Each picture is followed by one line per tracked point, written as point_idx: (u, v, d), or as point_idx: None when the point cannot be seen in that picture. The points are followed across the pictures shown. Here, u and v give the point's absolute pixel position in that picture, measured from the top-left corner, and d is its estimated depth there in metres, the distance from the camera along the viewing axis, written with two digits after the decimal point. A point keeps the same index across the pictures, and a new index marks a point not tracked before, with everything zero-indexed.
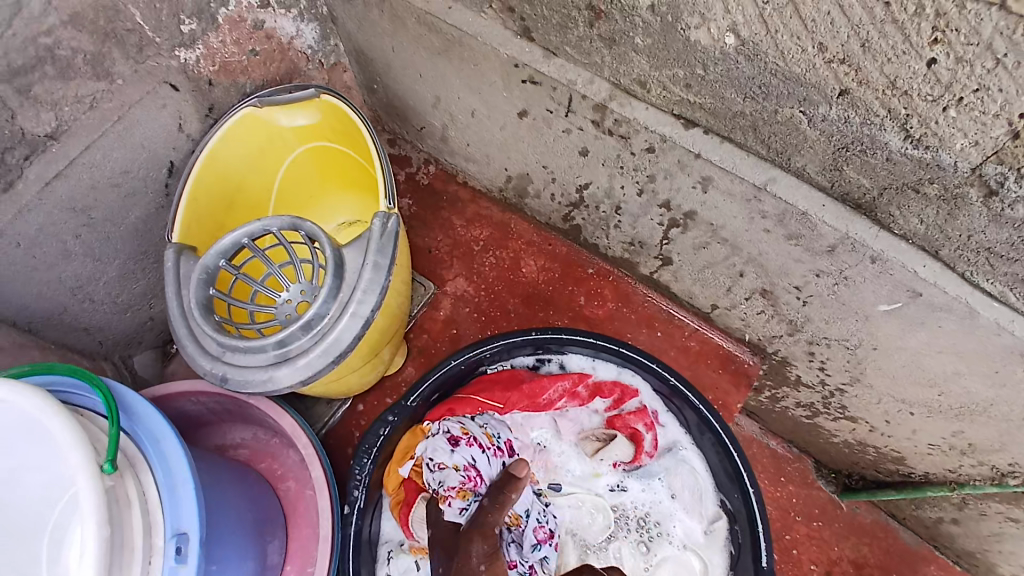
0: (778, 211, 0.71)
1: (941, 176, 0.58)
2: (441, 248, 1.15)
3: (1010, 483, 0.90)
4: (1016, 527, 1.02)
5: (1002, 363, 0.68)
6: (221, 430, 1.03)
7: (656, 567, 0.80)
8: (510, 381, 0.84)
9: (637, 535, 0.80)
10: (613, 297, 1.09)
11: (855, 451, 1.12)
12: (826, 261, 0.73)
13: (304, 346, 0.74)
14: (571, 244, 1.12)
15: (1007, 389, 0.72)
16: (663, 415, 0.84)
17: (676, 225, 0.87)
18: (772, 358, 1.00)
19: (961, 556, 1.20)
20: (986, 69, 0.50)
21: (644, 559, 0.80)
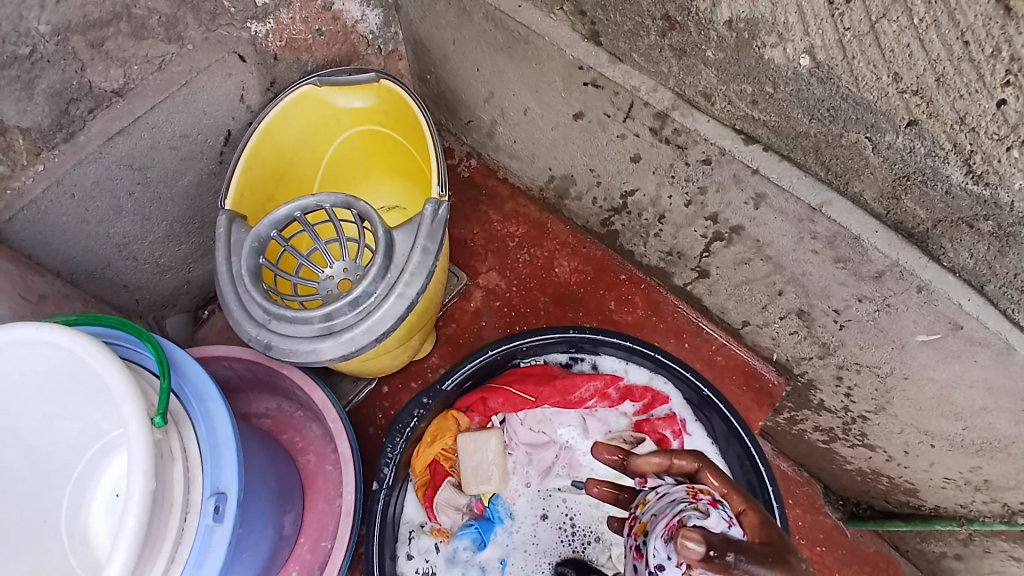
0: (829, 233, 0.72)
1: (996, 214, 0.59)
2: (476, 240, 1.16)
3: (1020, 521, 0.91)
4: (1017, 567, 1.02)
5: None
6: (247, 398, 1.04)
7: None
8: (543, 376, 0.85)
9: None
10: (643, 305, 1.10)
11: (868, 480, 1.13)
12: (871, 286, 0.74)
13: (349, 322, 0.75)
14: (606, 249, 1.13)
15: None
16: (691, 424, 0.84)
17: (719, 238, 0.88)
18: (798, 380, 1.01)
19: None
20: None
21: None
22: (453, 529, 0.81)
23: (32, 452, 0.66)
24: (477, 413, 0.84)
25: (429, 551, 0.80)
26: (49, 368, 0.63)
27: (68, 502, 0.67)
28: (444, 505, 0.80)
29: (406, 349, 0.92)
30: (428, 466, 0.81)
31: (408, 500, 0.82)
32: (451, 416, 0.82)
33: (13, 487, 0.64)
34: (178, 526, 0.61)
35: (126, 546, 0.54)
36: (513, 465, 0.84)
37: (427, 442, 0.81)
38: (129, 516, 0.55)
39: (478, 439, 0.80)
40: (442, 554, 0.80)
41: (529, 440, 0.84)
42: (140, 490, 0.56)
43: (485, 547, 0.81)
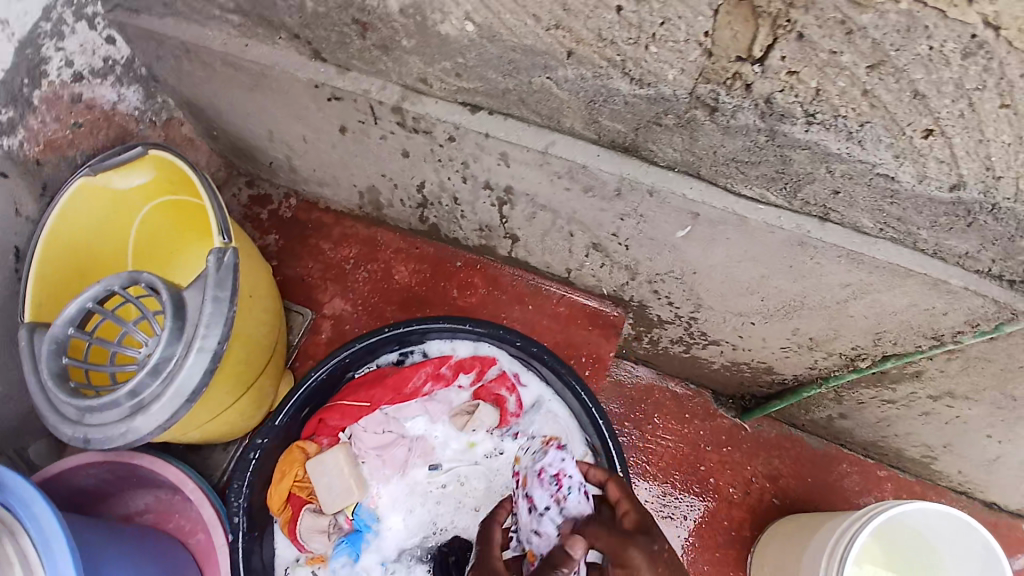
0: (565, 168, 0.78)
1: (670, 107, 0.66)
2: (313, 273, 1.18)
3: (863, 365, 1.00)
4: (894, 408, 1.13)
5: (790, 257, 0.77)
6: (123, 498, 1.03)
7: None
8: (376, 379, 0.88)
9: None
10: (483, 283, 1.15)
11: (734, 372, 1.22)
12: (621, 204, 0.81)
13: (157, 392, 0.76)
14: (436, 243, 1.18)
15: (807, 281, 0.81)
16: (523, 375, 0.90)
17: (504, 202, 0.94)
18: (633, 305, 1.09)
19: (869, 449, 1.34)
20: (660, 4, 0.56)
21: None
22: (326, 552, 0.84)
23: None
24: (324, 435, 0.86)
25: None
26: None
27: None
28: (309, 532, 0.82)
29: (252, 399, 0.94)
30: (285, 501, 0.83)
31: (277, 539, 0.85)
32: (296, 447, 0.85)
33: None
34: None
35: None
36: (369, 472, 0.85)
37: (278, 478, 0.83)
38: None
39: (326, 460, 0.82)
40: None
41: (376, 443, 0.86)
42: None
43: (360, 557, 0.84)
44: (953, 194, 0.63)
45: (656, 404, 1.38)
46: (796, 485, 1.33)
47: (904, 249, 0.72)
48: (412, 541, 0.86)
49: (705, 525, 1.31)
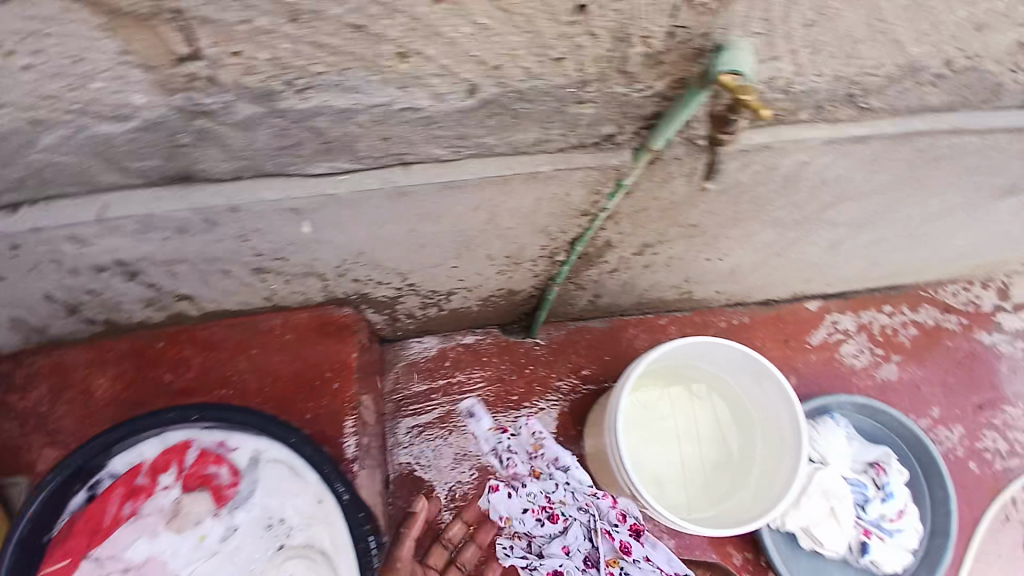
0: (141, 221, 0.71)
1: (171, 128, 0.60)
2: (6, 436, 1.02)
3: (566, 256, 1.02)
4: (628, 275, 1.19)
5: (413, 205, 0.76)
6: None
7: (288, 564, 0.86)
8: (67, 531, 0.82)
9: (267, 544, 0.87)
10: (194, 351, 1.05)
11: (491, 304, 1.24)
12: (226, 228, 0.76)
13: None
14: (126, 336, 1.05)
15: (446, 218, 0.82)
16: (227, 441, 0.90)
17: (135, 274, 0.85)
18: (354, 299, 1.06)
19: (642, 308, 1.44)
20: (48, 38, 0.50)
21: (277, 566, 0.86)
22: None
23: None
24: None
25: None
26: None
27: None
28: None
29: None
30: None
31: None
32: None
33: None
34: None
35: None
36: None
37: None
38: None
39: None
40: None
41: None
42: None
43: None
44: (480, 99, 0.62)
45: (453, 364, 1.39)
46: (602, 370, 1.41)
47: (490, 160, 0.72)
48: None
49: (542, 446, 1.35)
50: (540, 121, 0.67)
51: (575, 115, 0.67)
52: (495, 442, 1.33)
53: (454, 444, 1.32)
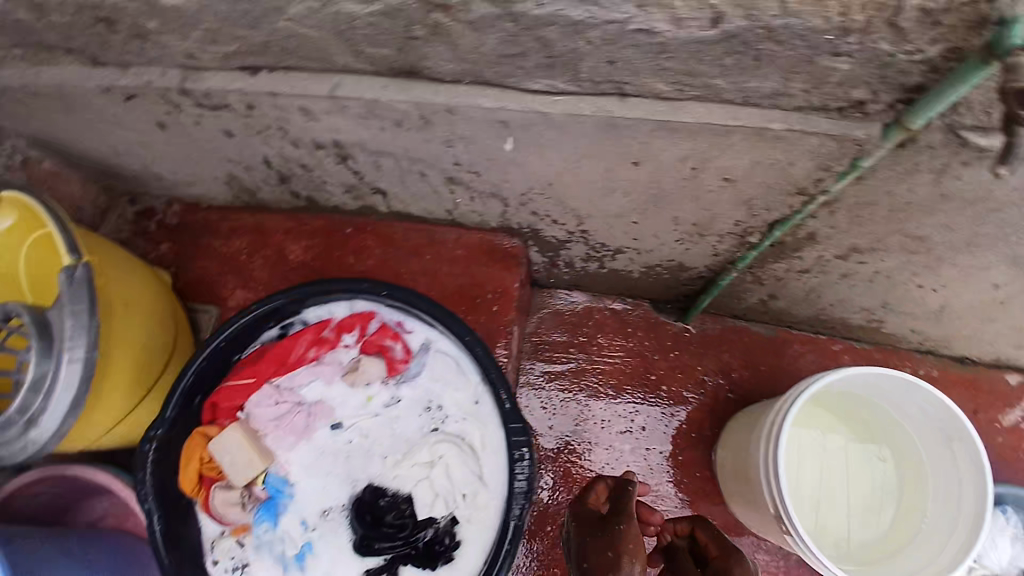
0: (362, 106, 0.78)
1: (409, 18, 0.63)
2: (212, 270, 1.18)
3: (757, 241, 0.96)
4: (813, 278, 1.09)
5: (617, 142, 0.76)
6: (84, 508, 1.10)
7: (439, 457, 0.88)
8: (258, 355, 0.92)
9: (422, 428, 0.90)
10: (377, 243, 1.16)
11: (655, 276, 1.21)
12: (436, 130, 0.82)
13: (42, 406, 0.82)
14: (322, 216, 1.18)
15: (649, 166, 0.81)
16: (408, 324, 0.93)
17: (343, 155, 0.94)
18: (526, 231, 1.10)
19: (810, 325, 1.34)
20: None
21: (427, 454, 0.88)
22: (246, 522, 0.88)
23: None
24: (223, 418, 0.90)
25: (233, 549, 0.87)
26: None
27: None
28: (227, 504, 0.87)
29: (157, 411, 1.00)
30: (197, 483, 0.88)
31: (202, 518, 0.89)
32: (199, 435, 0.88)
33: None
34: None
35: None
36: (272, 441, 0.90)
37: (186, 461, 0.88)
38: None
39: (225, 439, 0.87)
40: (248, 545, 0.87)
41: (275, 414, 0.90)
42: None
43: (280, 521, 0.88)
44: (722, 31, 0.57)
45: (595, 324, 1.37)
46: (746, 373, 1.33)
47: (713, 104, 0.69)
48: (325, 489, 0.89)
49: (667, 435, 1.31)
50: (784, 66, 0.61)
51: (828, 67, 0.60)
52: (651, 421, 1.32)
53: (580, 402, 1.32)
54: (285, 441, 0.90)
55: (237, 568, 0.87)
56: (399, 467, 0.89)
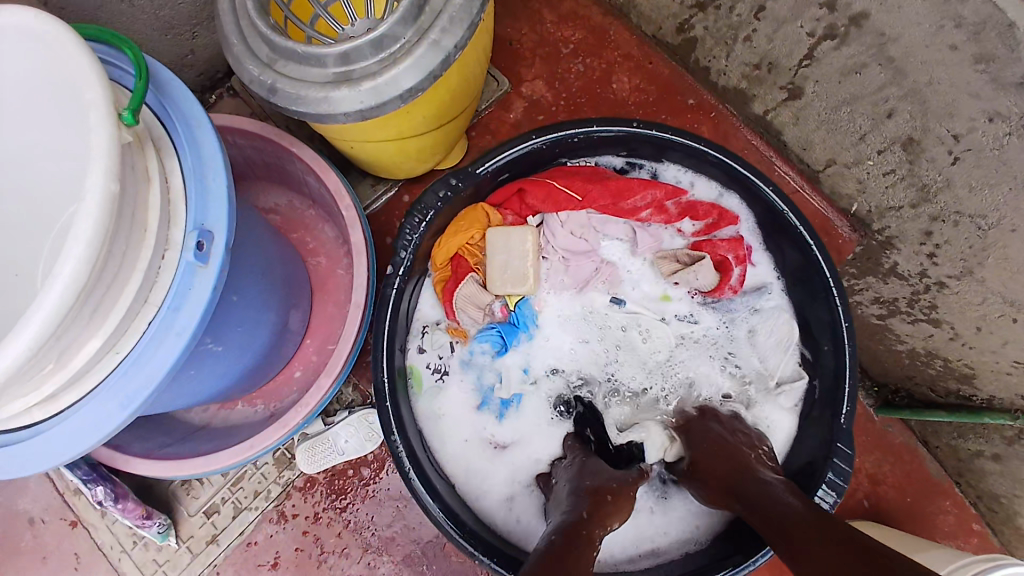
0: (978, 19, 0.56)
1: None
2: (524, 42, 0.96)
3: None
4: None
5: None
6: (254, 189, 0.90)
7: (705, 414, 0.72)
8: (593, 175, 0.73)
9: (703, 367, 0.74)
10: (710, 136, 0.96)
11: (918, 365, 1.00)
12: (1013, 100, 0.58)
13: (370, 71, 0.60)
14: (675, 67, 0.96)
15: None
16: (757, 253, 0.74)
17: (831, 36, 0.71)
18: (875, 238, 0.91)
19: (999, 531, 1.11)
20: None
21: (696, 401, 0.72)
22: (471, 331, 0.74)
23: (7, 197, 0.49)
24: (510, 211, 0.75)
25: (443, 348, 0.73)
26: (50, 80, 0.46)
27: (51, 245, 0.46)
28: (465, 304, 0.72)
29: (420, 153, 0.81)
30: (449, 260, 0.73)
31: (425, 297, 0.75)
32: (482, 210, 0.73)
33: (26, 141, 0.49)
34: (153, 253, 0.48)
35: (62, 294, 0.40)
36: (546, 273, 0.75)
37: (450, 233, 0.72)
38: (69, 251, 0.40)
39: (511, 235, 0.71)
40: (458, 356, 0.74)
41: (567, 245, 0.74)
42: (85, 231, 0.41)
43: (506, 353, 0.73)
44: None
45: None
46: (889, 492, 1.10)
47: None
48: (565, 354, 0.74)
49: None
50: None
51: None
52: None
53: None
54: (559, 281, 0.75)
55: (436, 371, 0.73)
56: (658, 389, 0.73)
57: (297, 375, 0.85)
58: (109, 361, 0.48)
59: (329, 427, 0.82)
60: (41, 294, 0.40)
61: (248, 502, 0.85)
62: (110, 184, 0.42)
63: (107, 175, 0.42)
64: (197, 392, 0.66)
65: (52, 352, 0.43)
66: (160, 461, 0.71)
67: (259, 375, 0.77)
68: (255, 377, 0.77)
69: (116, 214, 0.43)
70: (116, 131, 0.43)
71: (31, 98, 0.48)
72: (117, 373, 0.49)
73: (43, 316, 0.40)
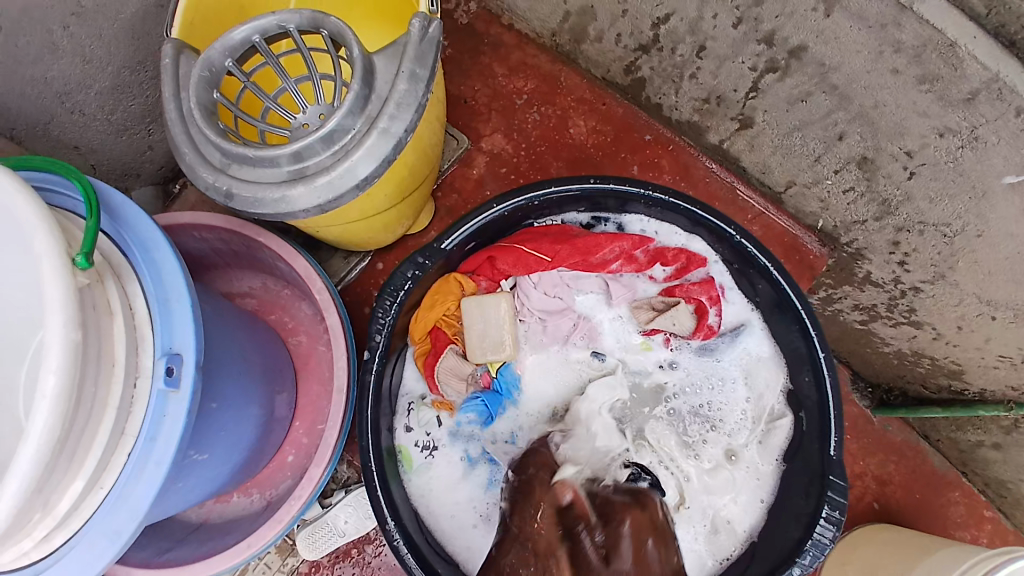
0: (918, 42, 0.57)
1: None
2: (478, 98, 0.98)
3: None
4: None
5: None
6: (228, 276, 0.90)
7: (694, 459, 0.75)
8: (561, 235, 0.74)
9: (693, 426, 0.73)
10: (670, 169, 0.97)
11: (905, 366, 0.97)
12: (959, 114, 0.59)
13: (324, 165, 0.61)
14: (628, 104, 0.97)
15: None
16: (731, 292, 0.75)
17: (773, 69, 0.73)
18: (846, 250, 0.91)
19: None
20: None
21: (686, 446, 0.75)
22: (457, 402, 0.74)
23: None
24: (484, 277, 0.75)
25: (430, 424, 0.74)
26: (8, 229, 0.47)
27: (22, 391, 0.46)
28: (447, 374, 0.73)
29: (388, 226, 0.82)
30: (428, 333, 0.73)
31: (409, 371, 0.75)
32: (454, 280, 0.74)
33: None
34: (124, 387, 0.48)
35: (35, 451, 0.40)
36: (526, 333, 0.76)
37: (426, 306, 0.72)
38: (37, 407, 0.40)
39: (486, 305, 0.71)
40: (445, 429, 0.74)
41: (543, 306, 0.75)
42: (50, 385, 0.41)
43: (492, 421, 0.75)
44: None
45: None
46: (896, 495, 1.02)
47: None
48: (556, 411, 0.76)
49: None
50: None
51: None
52: None
53: None
54: (539, 342, 0.76)
55: (425, 448, 0.74)
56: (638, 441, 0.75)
57: (289, 460, 0.84)
58: (95, 498, 0.48)
59: (326, 510, 0.82)
60: (13, 454, 0.40)
61: None
62: (70, 333, 0.42)
63: (67, 322, 0.42)
64: (190, 499, 0.66)
65: (37, 502, 0.44)
66: (158, 573, 0.70)
67: (252, 467, 0.77)
68: (248, 469, 0.76)
69: (81, 357, 0.43)
70: (71, 276, 0.44)
71: None
72: (103, 508, 0.49)
73: (18, 476, 0.40)
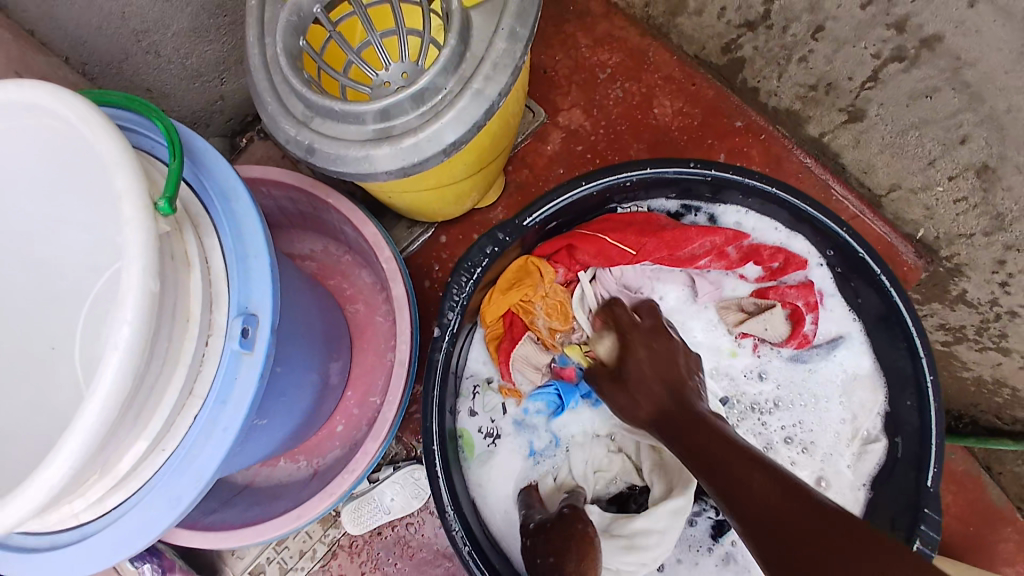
0: None
1: None
2: (559, 70, 0.93)
3: None
4: None
5: None
6: (290, 236, 0.87)
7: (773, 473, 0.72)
8: (646, 225, 0.69)
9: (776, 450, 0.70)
10: (760, 160, 0.91)
11: (983, 394, 0.90)
12: None
13: (411, 126, 0.57)
14: (718, 87, 0.91)
15: None
16: (829, 298, 0.71)
17: (899, 58, 0.66)
18: (943, 265, 0.84)
19: None
20: None
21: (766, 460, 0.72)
22: (525, 391, 0.71)
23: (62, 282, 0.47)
24: (562, 264, 0.71)
25: (495, 410, 0.71)
26: (86, 167, 0.44)
27: (92, 340, 0.44)
28: (521, 361, 0.71)
29: (461, 197, 0.78)
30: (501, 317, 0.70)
31: (475, 350, 0.72)
32: (532, 264, 0.69)
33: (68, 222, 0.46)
34: (196, 344, 0.45)
35: (103, 406, 0.37)
36: None
37: (501, 288, 0.69)
38: (109, 359, 0.37)
39: None
40: (511, 416, 0.72)
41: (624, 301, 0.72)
42: (124, 337, 0.38)
43: (561, 414, 0.72)
44: None
45: None
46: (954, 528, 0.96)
47: None
48: None
49: None
50: None
51: None
52: None
53: None
54: None
55: (487, 435, 0.71)
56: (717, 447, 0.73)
57: (340, 429, 0.82)
58: (157, 457, 0.46)
59: (374, 485, 0.80)
60: (81, 407, 0.37)
61: (293, 562, 0.83)
62: (148, 283, 0.39)
63: (146, 272, 0.39)
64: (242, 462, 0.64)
65: (98, 459, 0.41)
66: (203, 534, 0.68)
67: (303, 434, 0.75)
68: (299, 436, 0.74)
69: (156, 310, 0.41)
70: (152, 222, 0.41)
71: (69, 187, 0.45)
72: (165, 469, 0.47)
73: (86, 430, 0.37)
